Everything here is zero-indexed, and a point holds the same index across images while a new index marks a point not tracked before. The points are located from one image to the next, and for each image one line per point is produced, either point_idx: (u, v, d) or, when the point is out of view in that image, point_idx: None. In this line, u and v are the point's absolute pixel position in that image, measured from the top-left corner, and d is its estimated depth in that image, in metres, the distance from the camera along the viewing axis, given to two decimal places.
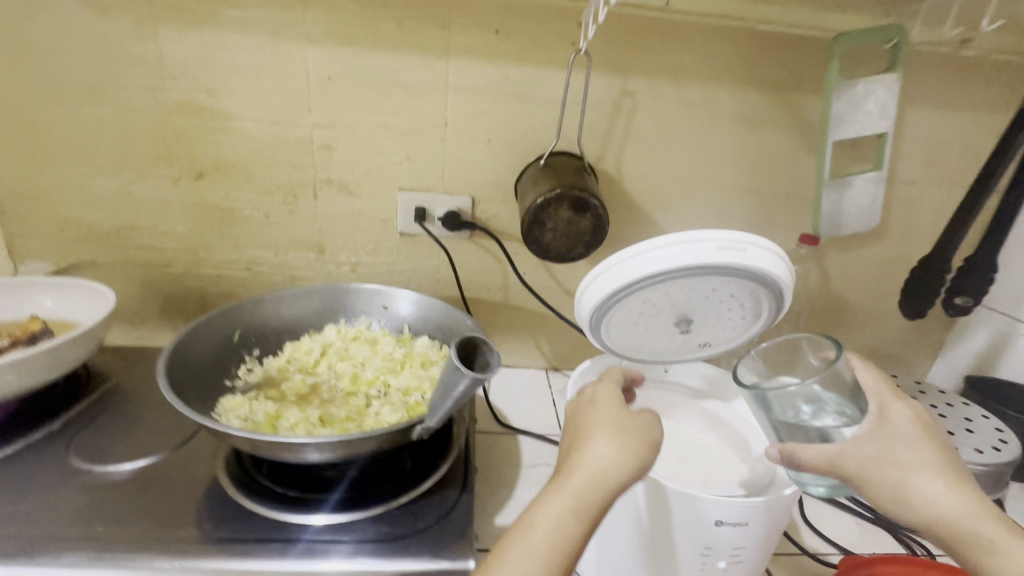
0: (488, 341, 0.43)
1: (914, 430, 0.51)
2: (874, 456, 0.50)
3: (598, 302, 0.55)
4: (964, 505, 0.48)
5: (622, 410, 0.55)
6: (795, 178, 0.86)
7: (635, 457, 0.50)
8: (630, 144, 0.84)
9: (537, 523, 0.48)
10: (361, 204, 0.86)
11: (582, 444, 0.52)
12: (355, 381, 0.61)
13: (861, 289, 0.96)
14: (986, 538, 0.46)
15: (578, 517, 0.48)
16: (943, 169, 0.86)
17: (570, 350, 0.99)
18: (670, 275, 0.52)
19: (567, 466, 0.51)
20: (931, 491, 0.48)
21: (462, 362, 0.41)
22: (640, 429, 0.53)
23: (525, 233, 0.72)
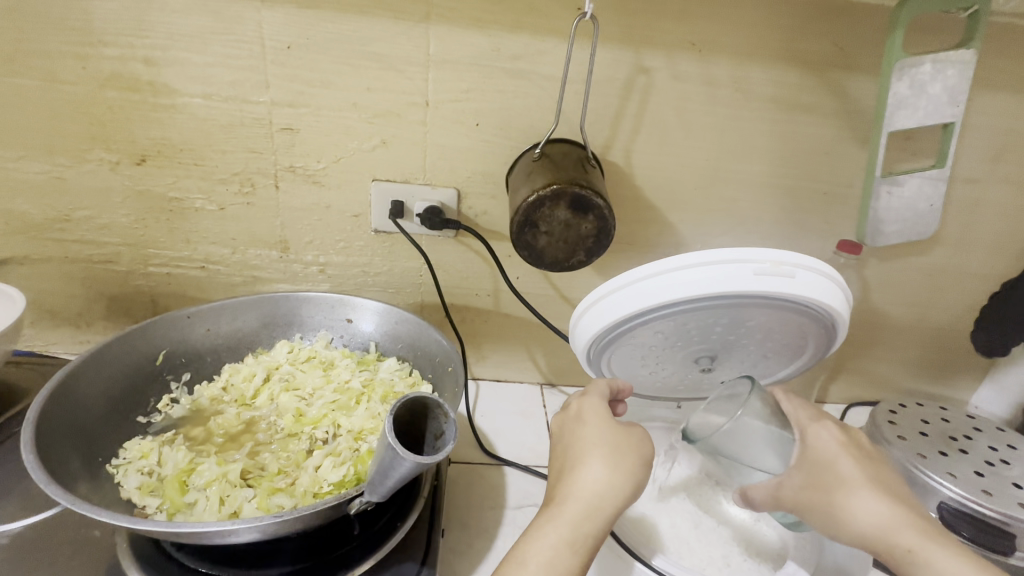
0: (442, 408, 0.35)
1: (836, 449, 0.47)
2: (804, 479, 0.46)
3: (602, 332, 0.45)
4: (894, 520, 0.43)
5: (616, 423, 0.45)
6: (835, 175, 0.74)
7: (638, 481, 0.42)
8: (642, 131, 0.71)
9: (530, 557, 0.39)
10: (330, 196, 0.75)
11: (571, 465, 0.43)
12: (299, 420, 0.56)
13: (903, 304, 0.84)
14: (912, 553, 0.41)
15: (576, 550, 0.39)
16: (1014, 167, 0.73)
17: (568, 364, 0.88)
18: (693, 304, 0.42)
19: (556, 492, 0.42)
20: (860, 508, 0.44)
21: (400, 442, 0.32)
22: (637, 445, 0.44)
23: (516, 237, 0.61)
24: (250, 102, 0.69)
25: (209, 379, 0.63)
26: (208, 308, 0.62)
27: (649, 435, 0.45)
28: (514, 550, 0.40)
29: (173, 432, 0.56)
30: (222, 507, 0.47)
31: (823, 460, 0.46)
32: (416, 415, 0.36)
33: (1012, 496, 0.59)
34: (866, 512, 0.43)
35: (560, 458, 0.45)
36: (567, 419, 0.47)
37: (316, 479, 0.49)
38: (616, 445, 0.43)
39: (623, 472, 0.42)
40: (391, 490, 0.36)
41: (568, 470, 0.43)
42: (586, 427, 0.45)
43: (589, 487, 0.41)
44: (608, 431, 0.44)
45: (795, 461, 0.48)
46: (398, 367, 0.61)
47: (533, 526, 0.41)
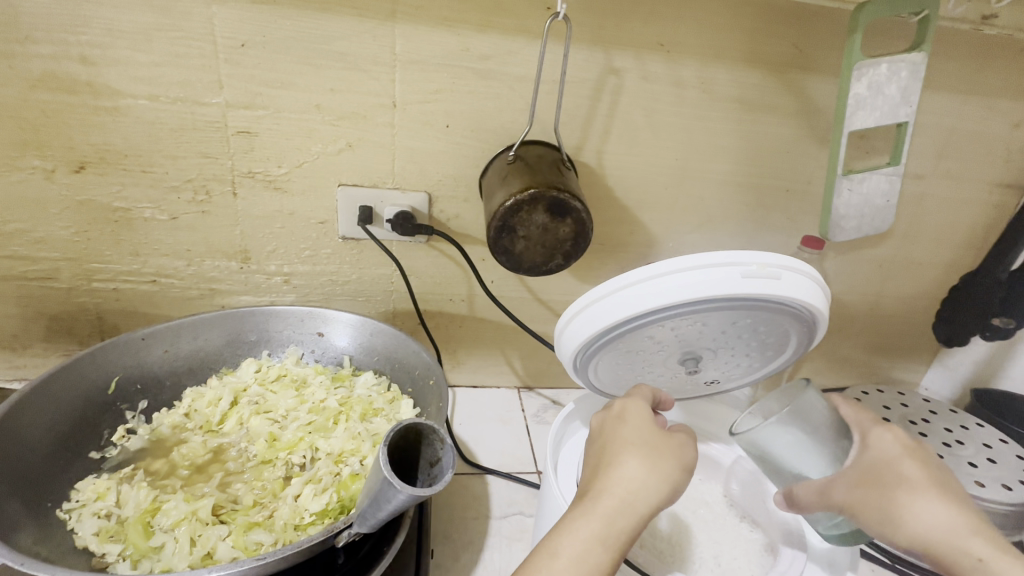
0: (439, 434, 0.33)
1: (899, 450, 0.48)
2: (864, 482, 0.47)
3: (594, 338, 0.45)
4: (961, 526, 0.43)
5: (653, 423, 0.45)
6: (797, 173, 0.76)
7: (673, 481, 0.41)
8: (614, 132, 0.71)
9: (561, 549, 0.38)
10: (293, 203, 0.71)
11: (611, 461, 0.43)
12: (273, 446, 0.53)
13: (861, 295, 0.87)
14: (982, 562, 0.41)
15: (605, 548, 0.39)
16: (957, 164, 0.77)
17: (545, 366, 0.87)
18: (685, 307, 0.43)
19: (593, 486, 0.41)
20: (925, 512, 0.44)
21: (395, 474, 0.31)
22: (671, 445, 0.43)
23: (493, 243, 0.59)
24: (202, 104, 0.64)
25: (169, 406, 0.58)
26: (164, 329, 0.57)
27: (688, 438, 0.45)
28: (543, 540, 0.40)
29: (132, 468, 0.52)
30: (193, 549, 0.44)
31: (886, 463, 0.48)
32: (411, 442, 0.35)
33: (967, 476, 0.62)
34: (935, 517, 0.44)
35: (601, 455, 0.44)
36: (606, 417, 0.46)
37: (296, 510, 0.46)
38: (655, 445, 0.43)
39: (657, 473, 0.41)
40: (382, 520, 0.34)
41: (609, 466, 0.42)
42: (630, 426, 0.45)
43: (628, 484, 0.41)
44: (649, 433, 0.44)
45: (851, 462, 0.49)
46: (375, 382, 0.59)
47: (568, 518, 0.40)
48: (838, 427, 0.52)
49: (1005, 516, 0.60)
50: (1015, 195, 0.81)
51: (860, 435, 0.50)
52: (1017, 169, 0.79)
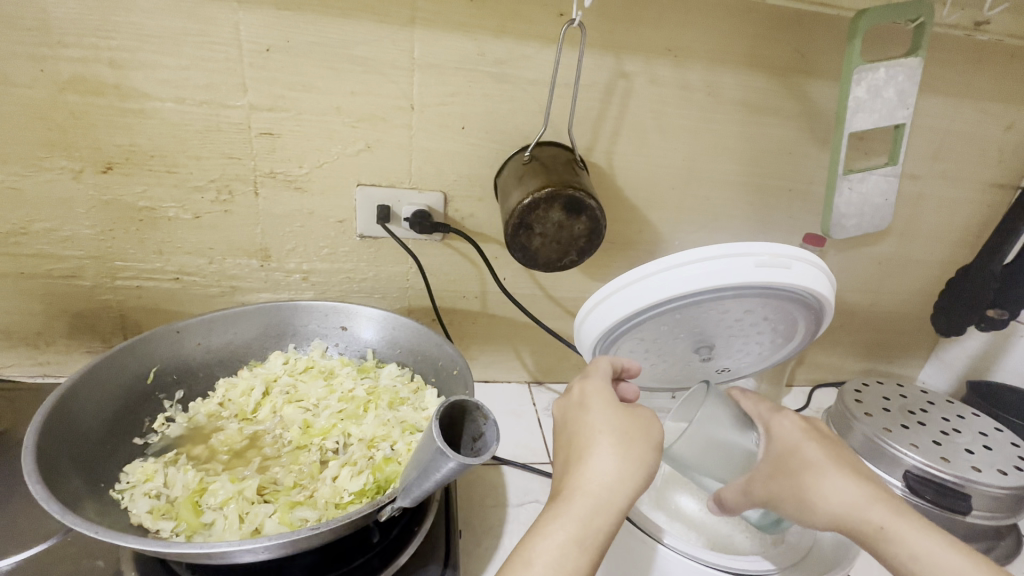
0: (482, 409, 0.35)
1: (800, 435, 0.52)
2: (774, 472, 0.51)
3: (614, 325, 0.48)
4: (863, 498, 0.46)
5: (624, 410, 0.45)
6: (799, 173, 0.79)
7: (648, 469, 0.42)
8: (623, 134, 0.74)
9: (537, 556, 0.39)
10: (313, 202, 0.73)
11: (578, 457, 0.43)
12: (307, 432, 0.55)
13: (861, 291, 0.90)
14: (882, 529, 0.44)
15: (586, 548, 0.39)
16: (951, 164, 0.81)
17: (555, 361, 0.89)
18: (701, 295, 0.45)
19: (565, 485, 0.42)
20: (829, 491, 0.47)
21: (447, 443, 0.33)
22: (648, 432, 0.44)
23: (510, 239, 0.62)
24: (227, 106, 0.66)
25: (204, 396, 0.60)
26: (198, 322, 0.60)
27: (657, 422, 0.45)
28: (519, 548, 0.40)
29: (175, 453, 0.54)
30: (242, 525, 0.46)
31: (791, 449, 0.51)
32: (455, 419, 0.37)
33: (965, 462, 0.65)
34: (836, 494, 0.47)
35: (568, 451, 0.45)
36: (568, 406, 0.47)
37: (336, 489, 0.48)
38: (623, 436, 0.43)
39: (632, 464, 0.42)
40: (428, 491, 0.36)
41: (576, 464, 0.43)
42: (594, 416, 0.45)
43: (597, 480, 0.41)
44: (613, 421, 0.44)
45: (764, 457, 0.53)
46: (400, 373, 0.62)
47: (541, 523, 0.40)
48: (742, 421, 0.58)
49: (1000, 499, 0.62)
50: (1008, 194, 0.84)
51: (767, 428, 0.55)
52: (1009, 169, 0.82)
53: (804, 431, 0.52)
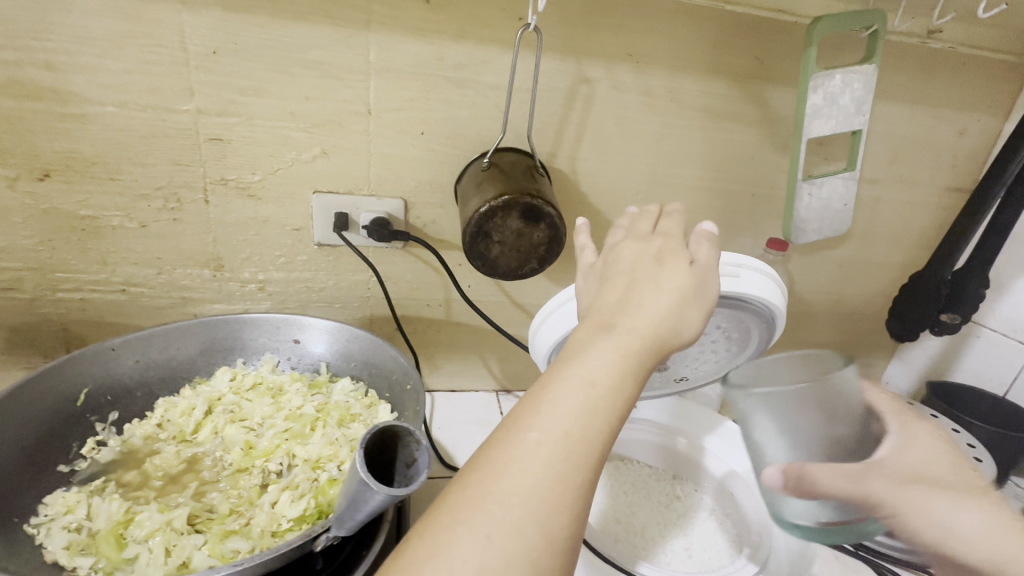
0: (414, 434, 0.34)
1: (933, 454, 0.52)
2: (892, 475, 0.49)
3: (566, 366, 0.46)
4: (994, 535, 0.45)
5: (693, 268, 0.42)
6: (761, 177, 0.79)
7: (699, 332, 0.40)
8: (586, 139, 0.73)
9: (588, 371, 0.37)
10: (267, 210, 0.71)
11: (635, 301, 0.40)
12: (249, 454, 0.53)
13: (824, 295, 0.91)
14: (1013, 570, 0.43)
15: (631, 373, 0.37)
16: (907, 170, 0.82)
17: (522, 369, 0.88)
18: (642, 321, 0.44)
19: (624, 313, 0.40)
20: (964, 520, 0.46)
21: (373, 475, 0.31)
22: (708, 294, 0.42)
23: (468, 248, 0.60)
24: (172, 111, 0.63)
25: (141, 417, 0.58)
26: (135, 338, 0.57)
27: (718, 287, 0.43)
28: (568, 359, 0.38)
29: (103, 480, 0.51)
30: (168, 559, 0.43)
31: (916, 465, 0.50)
32: (382, 444, 0.35)
33: None
34: (964, 522, 0.46)
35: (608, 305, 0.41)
36: (642, 249, 0.45)
37: (274, 516, 0.46)
38: (683, 292, 0.40)
39: (683, 321, 0.40)
40: (360, 522, 0.35)
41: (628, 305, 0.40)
42: (665, 271, 0.42)
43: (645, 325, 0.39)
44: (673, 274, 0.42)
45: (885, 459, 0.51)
46: (353, 388, 0.60)
47: (568, 363, 0.38)
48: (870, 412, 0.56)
49: None
50: (962, 198, 0.86)
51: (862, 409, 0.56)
52: (962, 174, 0.84)
53: (908, 439, 0.53)
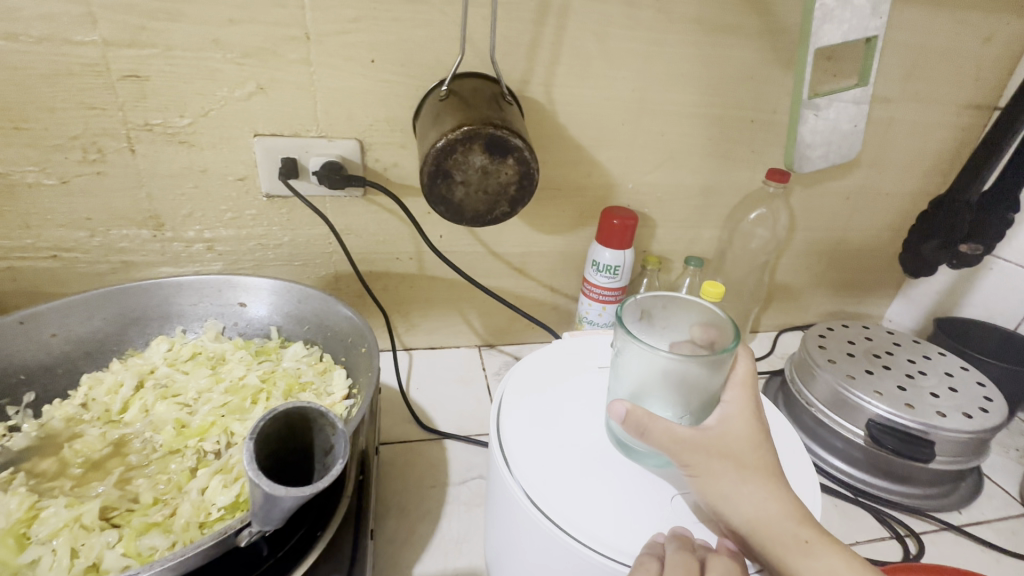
0: (330, 418, 0.29)
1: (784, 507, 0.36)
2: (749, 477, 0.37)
3: (498, 465, 0.40)
4: None
5: None
6: (762, 100, 0.71)
7: None
8: (562, 61, 0.64)
9: None
10: (203, 157, 0.62)
11: (704, 470, 0.37)
12: (180, 434, 0.49)
13: (827, 230, 0.84)
14: None
15: None
16: (926, 86, 0.73)
17: (505, 323, 0.83)
18: (577, 518, 0.37)
19: None
20: None
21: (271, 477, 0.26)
22: None
23: (428, 191, 0.53)
24: (72, 43, 0.54)
25: (62, 396, 0.54)
26: (48, 310, 0.53)
27: None
28: None
29: (13, 470, 0.47)
30: (76, 560, 0.38)
31: (769, 519, 0.36)
32: (298, 430, 0.30)
33: (930, 407, 0.61)
34: None
35: (700, 459, 0.37)
36: None
37: (201, 505, 0.42)
38: (761, 521, 0.36)
39: (794, 507, 0.36)
40: (281, 524, 0.30)
41: (697, 473, 0.37)
42: None
43: (837, 566, 0.35)
44: (757, 402, 0.41)
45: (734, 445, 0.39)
46: (305, 353, 0.57)
47: None
48: (681, 385, 0.40)
49: (962, 445, 0.59)
50: (984, 117, 0.77)
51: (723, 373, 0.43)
52: (986, 88, 0.75)
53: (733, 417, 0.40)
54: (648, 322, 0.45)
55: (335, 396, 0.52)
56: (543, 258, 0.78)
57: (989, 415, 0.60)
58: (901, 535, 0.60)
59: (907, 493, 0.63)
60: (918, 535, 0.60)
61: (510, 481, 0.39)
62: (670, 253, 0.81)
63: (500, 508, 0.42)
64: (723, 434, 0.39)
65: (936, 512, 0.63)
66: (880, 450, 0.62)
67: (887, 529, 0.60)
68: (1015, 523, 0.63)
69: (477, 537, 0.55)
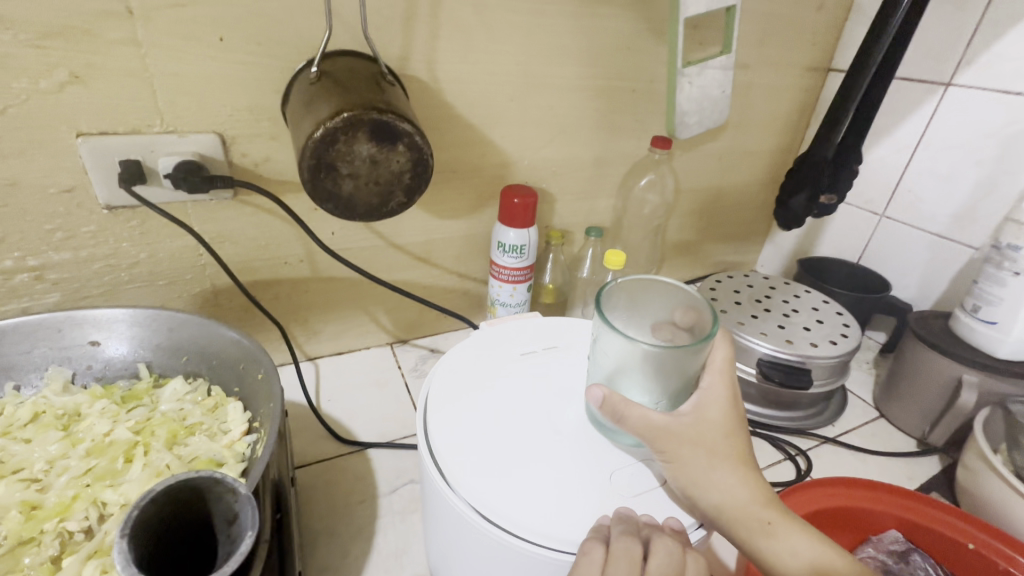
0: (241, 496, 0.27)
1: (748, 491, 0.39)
2: (715, 456, 0.39)
3: (431, 473, 0.38)
4: (824, 571, 0.38)
5: None
6: (641, 71, 0.73)
7: None
8: (442, 34, 0.60)
9: None
10: (9, 168, 0.50)
11: (678, 459, 0.38)
12: (35, 515, 0.40)
13: (707, 189, 0.91)
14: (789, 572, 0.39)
15: None
16: (776, 51, 0.80)
17: (415, 316, 0.79)
18: (519, 515, 0.36)
19: None
20: (792, 555, 0.39)
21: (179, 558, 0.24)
22: None
23: (313, 188, 0.48)
24: None
25: None
26: None
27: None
28: None
29: None
30: None
31: (739, 503, 0.38)
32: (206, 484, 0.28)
33: (804, 340, 0.70)
34: (791, 557, 0.39)
35: (674, 445, 0.39)
36: None
37: None
38: (733, 501, 0.38)
39: (757, 489, 0.40)
40: None
41: (673, 461, 0.38)
42: None
43: (798, 543, 0.39)
44: (731, 387, 0.42)
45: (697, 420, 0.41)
46: (186, 390, 0.51)
47: None
48: (662, 370, 0.41)
49: (831, 367, 0.68)
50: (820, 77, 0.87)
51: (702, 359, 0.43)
52: (821, 52, 0.84)
53: (704, 404, 0.41)
54: (627, 303, 0.46)
55: (234, 433, 0.47)
56: (448, 243, 0.75)
57: (849, 340, 0.70)
58: (791, 454, 0.68)
59: (792, 417, 0.72)
60: (804, 451, 0.69)
61: (448, 490, 0.37)
62: (571, 226, 0.83)
63: (437, 517, 0.40)
64: (692, 422, 0.40)
65: (815, 429, 0.73)
66: (769, 386, 0.69)
67: (781, 453, 0.68)
68: (873, 426, 0.75)
69: (417, 545, 0.53)
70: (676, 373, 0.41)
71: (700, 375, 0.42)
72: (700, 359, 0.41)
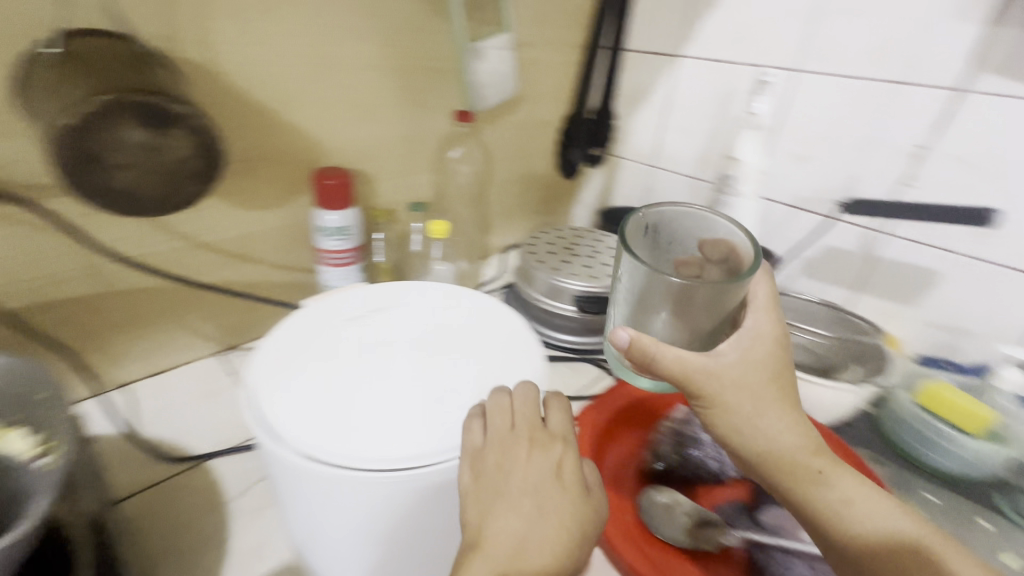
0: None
1: (796, 437, 0.44)
2: (758, 395, 0.44)
3: (265, 444, 0.39)
4: (908, 529, 0.41)
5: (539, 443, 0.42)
6: (433, 50, 0.78)
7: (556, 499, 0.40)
8: (212, 14, 0.56)
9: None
10: None
11: (722, 401, 0.44)
12: None
13: (515, 158, 1.00)
14: (849, 514, 0.42)
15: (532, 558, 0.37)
16: (552, 30, 0.92)
17: (239, 319, 0.74)
18: (353, 450, 0.38)
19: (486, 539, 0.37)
20: (862, 518, 0.41)
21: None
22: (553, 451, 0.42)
23: (76, 184, 0.43)
24: None
25: None
26: None
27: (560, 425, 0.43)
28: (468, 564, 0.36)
29: None
30: None
31: (787, 449, 0.44)
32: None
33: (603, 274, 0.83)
34: (865, 519, 0.41)
35: (716, 386, 0.43)
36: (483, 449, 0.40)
37: None
38: (779, 445, 0.44)
39: (805, 441, 0.44)
40: None
41: (716, 402, 0.44)
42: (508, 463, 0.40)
43: (869, 507, 0.42)
44: (779, 320, 0.47)
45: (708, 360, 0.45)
46: None
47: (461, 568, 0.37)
48: (687, 308, 0.44)
49: None
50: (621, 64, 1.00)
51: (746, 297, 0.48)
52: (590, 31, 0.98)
53: (755, 342, 0.46)
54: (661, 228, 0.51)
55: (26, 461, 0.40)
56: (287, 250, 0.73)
57: None
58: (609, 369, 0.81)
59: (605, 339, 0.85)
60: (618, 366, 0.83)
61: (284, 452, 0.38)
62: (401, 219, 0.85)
63: (283, 484, 0.41)
64: (737, 364, 0.44)
65: None
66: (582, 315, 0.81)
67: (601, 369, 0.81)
68: None
69: (274, 535, 0.52)
70: (714, 310, 0.44)
71: (738, 326, 0.47)
72: (734, 294, 0.43)
